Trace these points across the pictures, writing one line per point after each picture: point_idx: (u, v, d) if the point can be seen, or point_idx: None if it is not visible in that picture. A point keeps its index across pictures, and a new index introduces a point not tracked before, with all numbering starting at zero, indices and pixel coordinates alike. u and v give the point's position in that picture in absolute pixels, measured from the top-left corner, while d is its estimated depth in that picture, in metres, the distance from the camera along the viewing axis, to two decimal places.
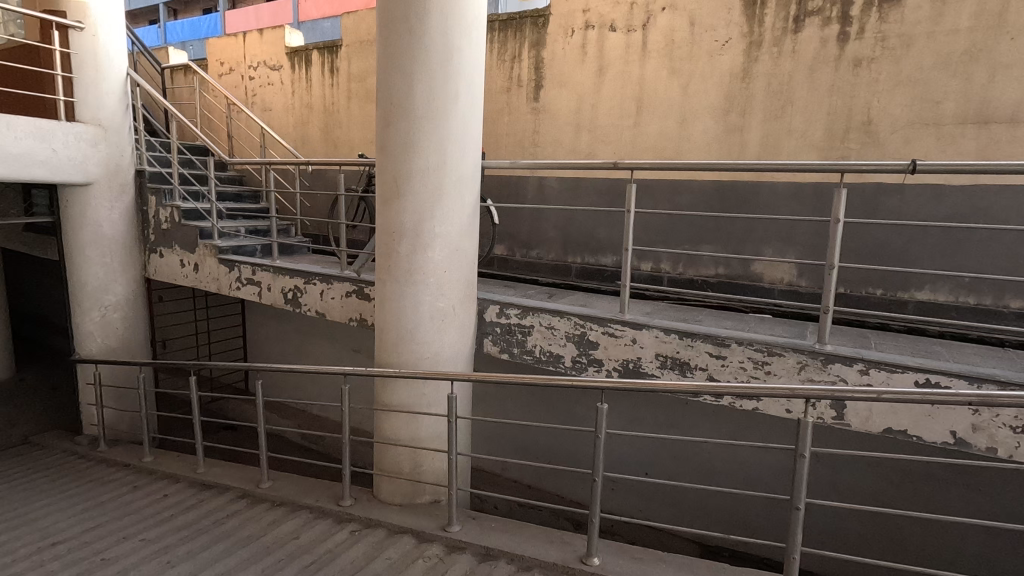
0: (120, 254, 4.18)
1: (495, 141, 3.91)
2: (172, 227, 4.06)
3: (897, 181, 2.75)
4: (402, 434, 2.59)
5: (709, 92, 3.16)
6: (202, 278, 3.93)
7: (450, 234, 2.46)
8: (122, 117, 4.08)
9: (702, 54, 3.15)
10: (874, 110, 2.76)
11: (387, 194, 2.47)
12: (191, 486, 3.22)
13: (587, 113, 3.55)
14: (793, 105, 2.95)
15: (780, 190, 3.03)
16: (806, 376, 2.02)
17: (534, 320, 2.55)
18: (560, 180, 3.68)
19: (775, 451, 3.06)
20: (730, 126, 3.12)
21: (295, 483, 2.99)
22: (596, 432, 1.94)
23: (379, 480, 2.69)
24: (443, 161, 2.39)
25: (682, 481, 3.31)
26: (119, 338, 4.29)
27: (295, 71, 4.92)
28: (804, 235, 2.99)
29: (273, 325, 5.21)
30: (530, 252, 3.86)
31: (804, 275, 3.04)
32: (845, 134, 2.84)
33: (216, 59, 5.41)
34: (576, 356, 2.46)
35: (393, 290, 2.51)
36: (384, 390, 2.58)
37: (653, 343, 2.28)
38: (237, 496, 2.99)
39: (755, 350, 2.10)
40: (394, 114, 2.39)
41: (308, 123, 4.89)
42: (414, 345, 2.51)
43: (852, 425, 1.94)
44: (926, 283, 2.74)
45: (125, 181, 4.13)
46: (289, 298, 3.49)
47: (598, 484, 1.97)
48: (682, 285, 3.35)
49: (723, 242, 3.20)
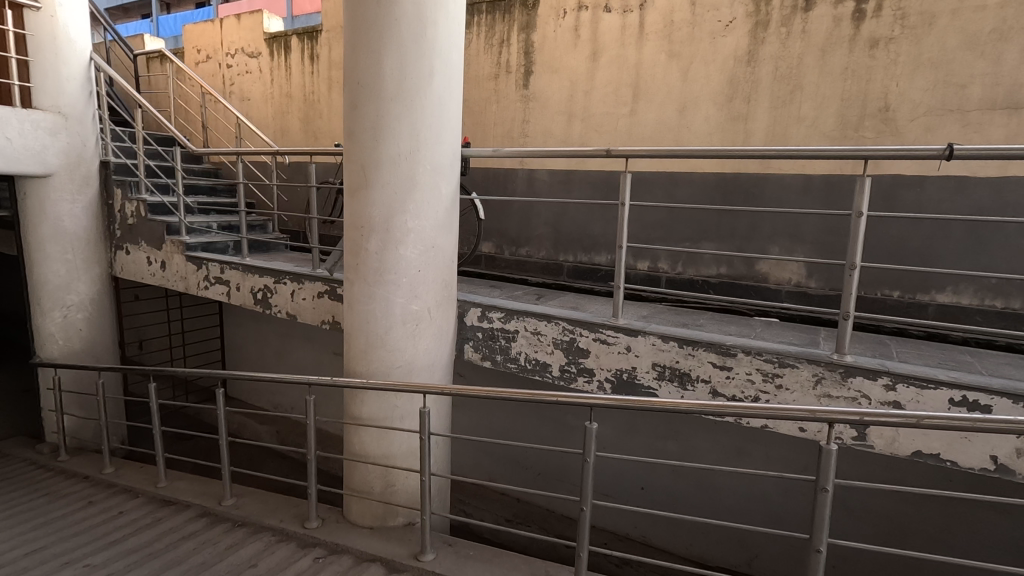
0: (83, 250, 3.92)
1: (482, 131, 3.67)
2: (138, 222, 3.80)
3: (918, 172, 2.51)
4: (372, 451, 2.34)
5: (711, 77, 2.92)
6: (170, 277, 3.68)
7: (425, 230, 2.22)
8: (85, 106, 3.82)
9: (703, 37, 2.91)
10: (893, 94, 2.52)
11: (354, 184, 2.23)
12: (150, 501, 2.97)
13: (580, 101, 3.31)
14: (802, 90, 2.71)
15: (788, 182, 2.79)
16: (822, 392, 1.78)
17: (519, 324, 2.31)
18: (551, 172, 3.44)
19: (783, 464, 2.81)
20: (733, 114, 2.88)
21: (260, 500, 2.75)
22: (585, 456, 1.72)
23: (349, 500, 2.45)
24: (415, 148, 2.15)
25: (680, 495, 3.08)
26: (82, 340, 4.04)
27: (273, 59, 4.66)
28: (814, 231, 2.75)
29: (251, 326, 4.95)
30: (519, 249, 3.61)
31: (814, 276, 2.80)
32: (859, 122, 2.60)
33: (192, 46, 5.15)
34: (564, 365, 2.22)
35: (362, 292, 2.27)
36: (352, 402, 2.33)
37: (650, 351, 2.04)
38: (197, 514, 2.74)
39: (764, 360, 1.86)
40: (361, 94, 2.15)
41: (287, 113, 4.64)
42: (385, 353, 2.27)
43: (875, 447, 1.71)
44: (948, 284, 2.51)
45: (89, 173, 3.87)
46: (259, 298, 3.24)
47: (587, 513, 1.75)
48: (681, 286, 3.12)
49: (726, 239, 2.97)
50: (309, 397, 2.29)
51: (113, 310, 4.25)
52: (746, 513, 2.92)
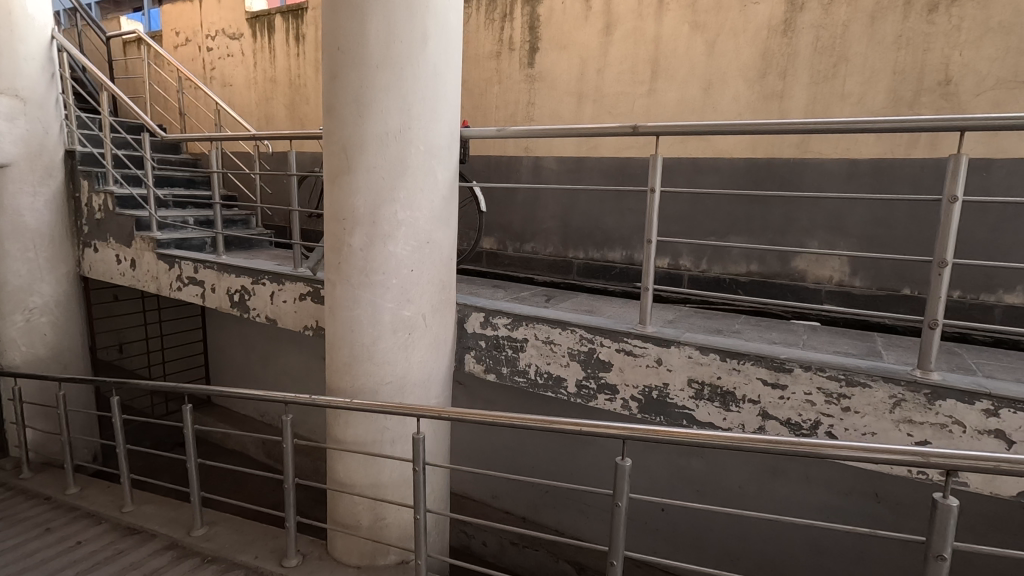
0: (47, 248, 3.59)
1: (482, 114, 3.35)
2: (105, 217, 3.46)
3: (984, 154, 2.20)
4: (359, 480, 2.01)
5: (741, 50, 2.59)
6: (140, 276, 3.35)
7: (418, 223, 1.90)
8: (47, 89, 3.48)
9: (732, 5, 2.59)
10: (955, 66, 2.20)
11: (334, 169, 1.90)
12: (112, 528, 2.65)
13: (592, 81, 2.98)
14: (847, 63, 2.39)
15: (829, 168, 2.47)
16: (902, 418, 1.46)
17: (528, 332, 1.99)
18: (559, 159, 3.12)
19: (825, 486, 2.51)
20: (767, 91, 2.56)
21: (235, 530, 2.44)
22: (617, 499, 1.40)
23: (333, 535, 2.12)
24: (406, 125, 1.82)
25: (706, 518, 2.77)
26: (47, 344, 3.71)
27: (256, 41, 4.31)
28: (859, 223, 2.44)
29: (235, 328, 4.62)
30: (524, 245, 3.29)
31: (859, 273, 2.48)
32: (915, 97, 2.27)
33: (170, 29, 4.81)
34: (582, 379, 1.91)
35: (345, 295, 1.94)
36: (336, 423, 2.01)
37: (685, 366, 1.72)
38: (163, 547, 2.42)
39: (828, 378, 1.54)
40: (342, 62, 1.81)
41: (272, 98, 4.30)
42: (372, 366, 1.95)
43: (970, 486, 1.39)
44: (1018, 283, 2.20)
45: (51, 163, 3.52)
46: (236, 301, 2.91)
47: (618, 565, 1.44)
48: (706, 286, 2.80)
49: (757, 232, 2.65)
50: (284, 418, 1.97)
51: (82, 313, 3.93)
52: (782, 540, 2.61)
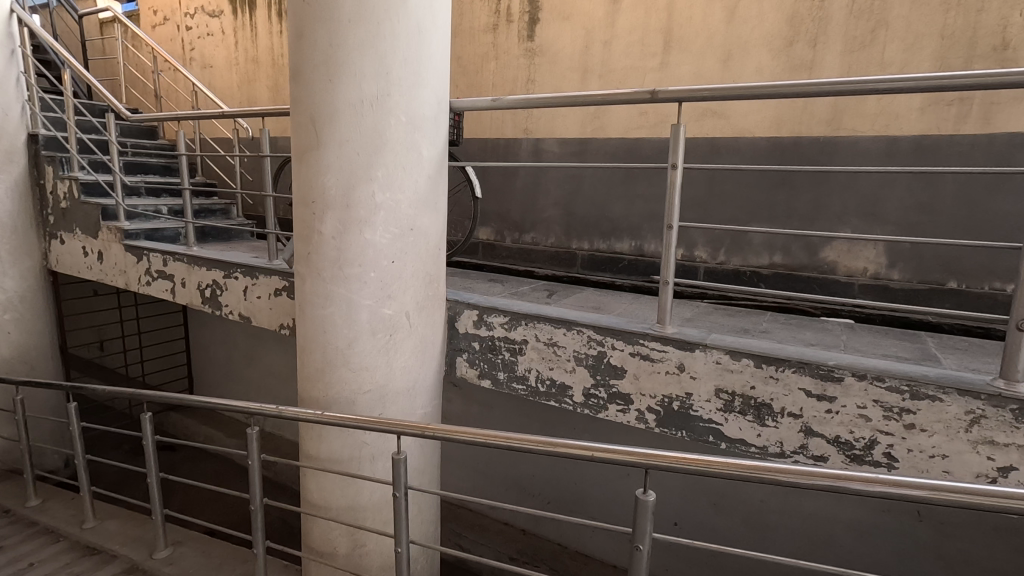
0: (10, 240, 3.34)
1: (478, 92, 3.08)
2: (71, 205, 3.20)
3: None
4: (335, 502, 1.76)
5: (766, 16, 2.32)
6: (108, 270, 3.09)
7: (400, 207, 1.64)
8: (6, 66, 3.19)
9: None
10: (1014, 28, 1.93)
11: (301, 145, 1.63)
12: (69, 548, 2.40)
13: (597, 53, 2.71)
14: (887, 28, 2.12)
15: (864, 147, 2.21)
16: (981, 438, 1.20)
17: (528, 332, 1.73)
18: (561, 141, 2.85)
19: (857, 502, 2.26)
20: (794, 61, 2.29)
21: (202, 550, 2.20)
22: (637, 540, 1.15)
23: (307, 563, 1.87)
24: (383, 92, 1.56)
25: (724, 533, 2.54)
26: (10, 344, 3.47)
27: (237, 18, 4.03)
28: (897, 209, 2.18)
29: (217, 325, 4.37)
30: (522, 236, 3.03)
31: (897, 264, 2.22)
32: (965, 64, 2.01)
33: (148, 7, 4.52)
34: (590, 388, 1.65)
35: (316, 291, 1.68)
36: (308, 438, 1.76)
37: (712, 373, 1.46)
38: (122, 570, 2.18)
39: (887, 390, 1.28)
40: (308, 16, 1.54)
41: (254, 81, 4.02)
42: (349, 373, 1.69)
43: None
44: None
45: (12, 148, 3.24)
46: (207, 296, 2.65)
47: None
48: (723, 279, 2.56)
49: (782, 220, 2.39)
50: (247, 432, 1.71)
51: (50, 309, 3.68)
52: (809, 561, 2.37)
